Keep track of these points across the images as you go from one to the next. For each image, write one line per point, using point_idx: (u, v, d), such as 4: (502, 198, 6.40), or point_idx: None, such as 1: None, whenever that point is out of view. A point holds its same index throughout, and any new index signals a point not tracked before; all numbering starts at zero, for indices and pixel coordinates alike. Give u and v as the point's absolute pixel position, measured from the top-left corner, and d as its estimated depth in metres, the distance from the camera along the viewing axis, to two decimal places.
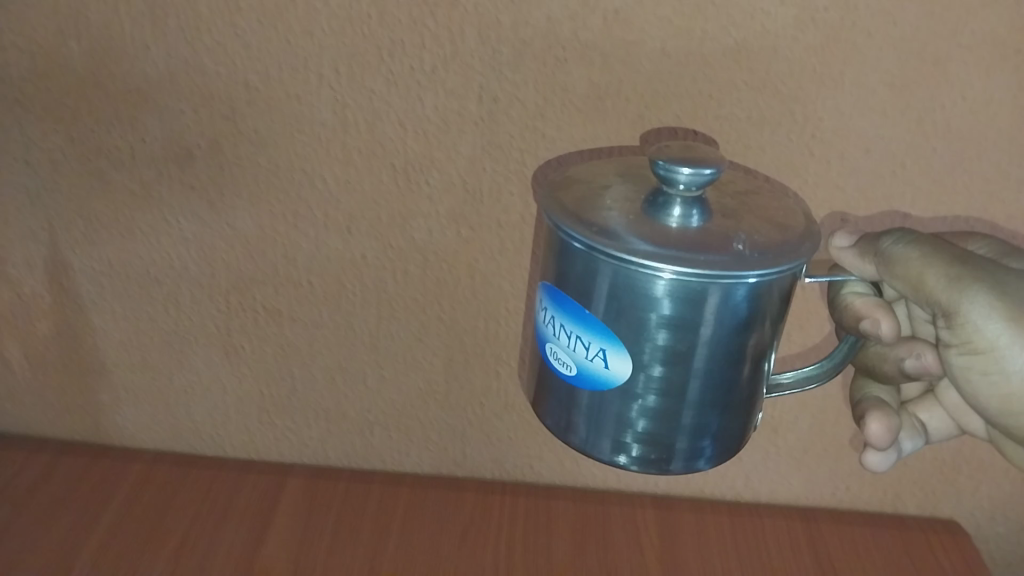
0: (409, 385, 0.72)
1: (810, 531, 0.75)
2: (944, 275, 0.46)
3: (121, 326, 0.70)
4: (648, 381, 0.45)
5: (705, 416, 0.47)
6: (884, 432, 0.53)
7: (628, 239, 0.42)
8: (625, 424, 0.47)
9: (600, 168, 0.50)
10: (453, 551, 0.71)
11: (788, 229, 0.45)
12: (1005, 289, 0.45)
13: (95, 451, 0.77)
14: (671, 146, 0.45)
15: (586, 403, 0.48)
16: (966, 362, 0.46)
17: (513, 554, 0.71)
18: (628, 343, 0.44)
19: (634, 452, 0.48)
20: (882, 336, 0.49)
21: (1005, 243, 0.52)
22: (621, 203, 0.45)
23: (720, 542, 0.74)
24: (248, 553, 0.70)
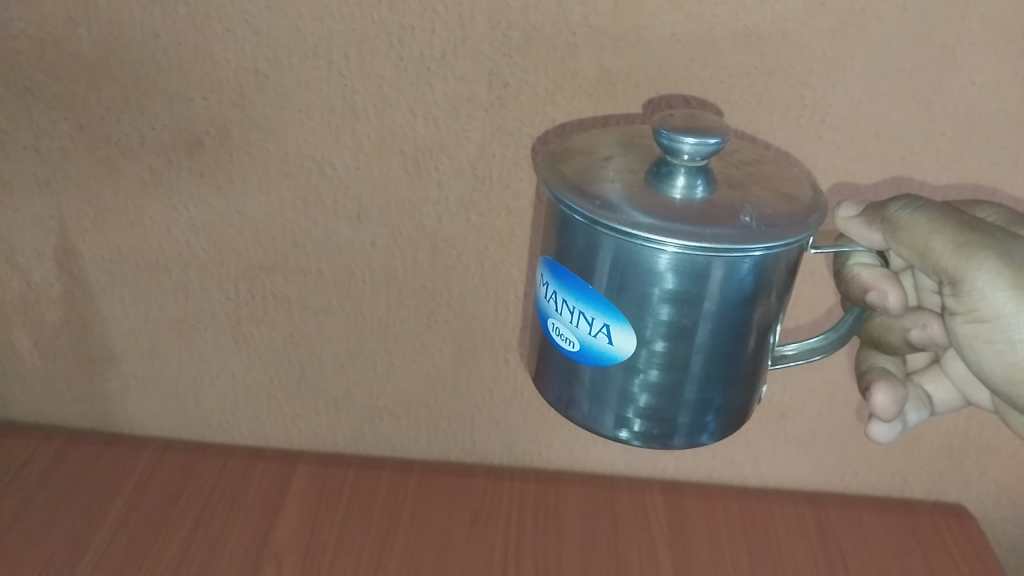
0: (418, 372, 0.72)
1: (818, 514, 0.75)
2: (951, 242, 0.45)
3: (130, 313, 0.70)
4: (652, 356, 0.45)
5: (707, 391, 0.47)
6: (889, 402, 0.53)
7: (631, 211, 0.42)
8: (628, 400, 0.47)
9: (601, 137, 0.50)
10: (463, 534, 0.72)
11: (794, 200, 0.45)
12: (1015, 256, 0.44)
13: (105, 438, 0.77)
14: (675, 116, 0.45)
15: (589, 378, 0.48)
16: (971, 330, 0.46)
17: (523, 539, 0.71)
18: (631, 319, 0.44)
19: (636, 427, 0.48)
20: (888, 307, 0.50)
21: (1013, 209, 0.51)
22: (623, 174, 0.45)
23: (728, 526, 0.74)
24: (260, 538, 0.70)
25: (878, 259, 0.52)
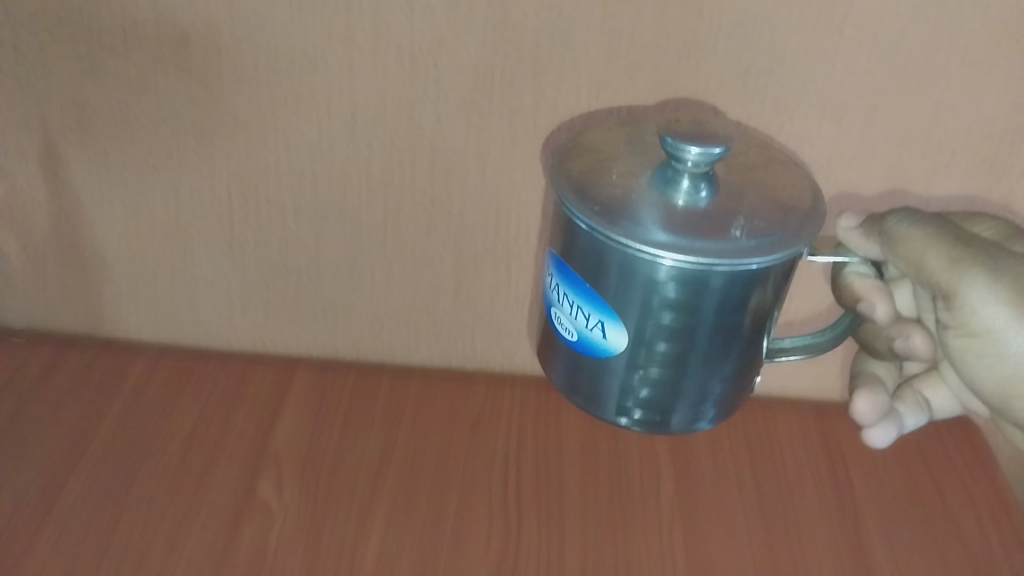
0: (418, 279, 0.70)
1: (822, 424, 0.75)
2: (939, 254, 0.50)
3: (120, 217, 0.68)
4: (653, 356, 0.50)
5: (695, 374, 0.52)
6: (871, 409, 0.59)
7: (632, 223, 0.46)
8: (628, 393, 0.53)
9: (611, 131, 0.53)
10: (465, 437, 0.71)
11: (790, 212, 0.48)
12: (1000, 265, 0.49)
13: (99, 344, 0.76)
14: (680, 122, 0.48)
15: (589, 366, 0.53)
16: (964, 344, 0.50)
17: (524, 446, 0.71)
18: (629, 322, 0.49)
19: (636, 415, 0.54)
20: (877, 317, 0.54)
21: (1010, 224, 0.55)
22: (626, 176, 0.49)
23: (730, 432, 0.74)
24: (259, 440, 0.69)
25: (872, 269, 0.56)
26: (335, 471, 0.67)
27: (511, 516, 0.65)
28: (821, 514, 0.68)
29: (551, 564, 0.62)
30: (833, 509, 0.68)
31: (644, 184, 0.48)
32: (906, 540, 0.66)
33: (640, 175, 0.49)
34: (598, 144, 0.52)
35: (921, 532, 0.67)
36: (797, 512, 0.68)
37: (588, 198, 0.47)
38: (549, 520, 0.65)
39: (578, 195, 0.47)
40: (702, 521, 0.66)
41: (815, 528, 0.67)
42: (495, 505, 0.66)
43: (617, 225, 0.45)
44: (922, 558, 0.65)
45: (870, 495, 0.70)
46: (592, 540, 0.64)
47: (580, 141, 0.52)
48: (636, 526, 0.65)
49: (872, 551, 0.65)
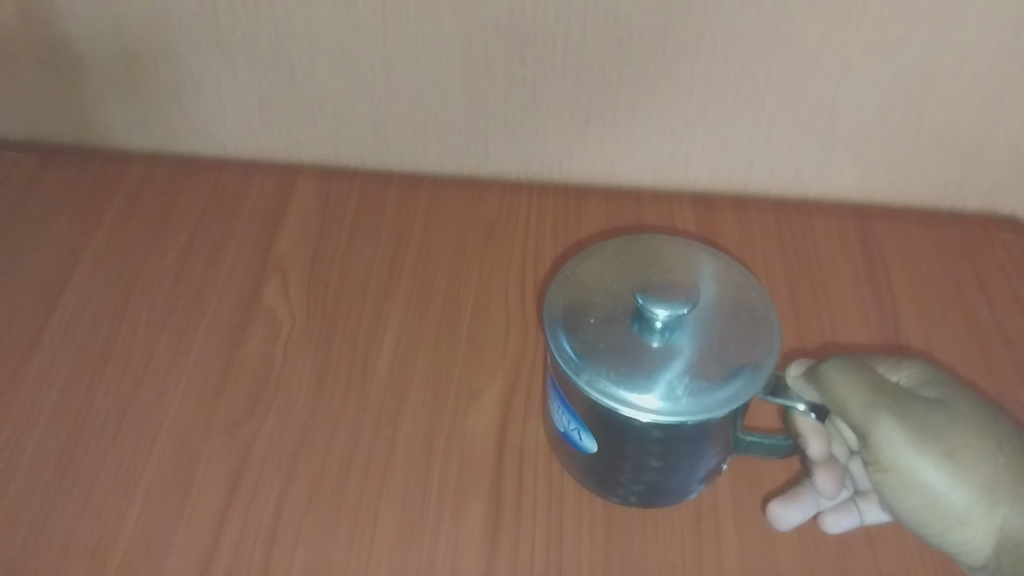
0: (423, 75, 0.63)
1: (862, 227, 0.70)
2: (864, 391, 0.45)
3: (91, 8, 0.61)
4: (642, 458, 0.47)
5: (682, 463, 0.47)
6: (784, 513, 0.50)
7: (607, 368, 0.41)
8: (624, 486, 0.50)
9: (596, 266, 0.47)
10: (478, 245, 0.67)
11: (765, 337, 0.43)
12: (908, 418, 0.43)
13: (88, 154, 0.71)
14: (654, 280, 0.44)
15: (587, 462, 0.50)
16: (879, 477, 0.43)
17: (542, 251, 0.66)
18: (607, 440, 0.46)
19: (633, 497, 0.51)
20: (811, 455, 0.49)
21: (929, 366, 0.49)
22: (602, 313, 0.44)
23: (762, 236, 0.69)
24: (263, 248, 0.65)
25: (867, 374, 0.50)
26: (342, 279, 0.63)
27: (530, 320, 0.61)
28: (857, 315, 0.64)
29: None
30: (870, 310, 0.64)
31: (624, 325, 0.43)
32: (948, 339, 0.62)
33: (620, 296, 0.45)
34: (602, 260, 0.47)
35: (965, 331, 0.63)
36: (832, 312, 0.64)
37: (576, 329, 0.43)
38: None
39: (564, 330, 0.43)
40: None
41: (850, 329, 0.63)
42: (513, 310, 0.62)
43: (599, 373, 0.41)
44: (965, 356, 0.61)
45: (910, 296, 0.65)
46: None
47: (580, 267, 0.47)
48: None
49: (911, 351, 0.62)
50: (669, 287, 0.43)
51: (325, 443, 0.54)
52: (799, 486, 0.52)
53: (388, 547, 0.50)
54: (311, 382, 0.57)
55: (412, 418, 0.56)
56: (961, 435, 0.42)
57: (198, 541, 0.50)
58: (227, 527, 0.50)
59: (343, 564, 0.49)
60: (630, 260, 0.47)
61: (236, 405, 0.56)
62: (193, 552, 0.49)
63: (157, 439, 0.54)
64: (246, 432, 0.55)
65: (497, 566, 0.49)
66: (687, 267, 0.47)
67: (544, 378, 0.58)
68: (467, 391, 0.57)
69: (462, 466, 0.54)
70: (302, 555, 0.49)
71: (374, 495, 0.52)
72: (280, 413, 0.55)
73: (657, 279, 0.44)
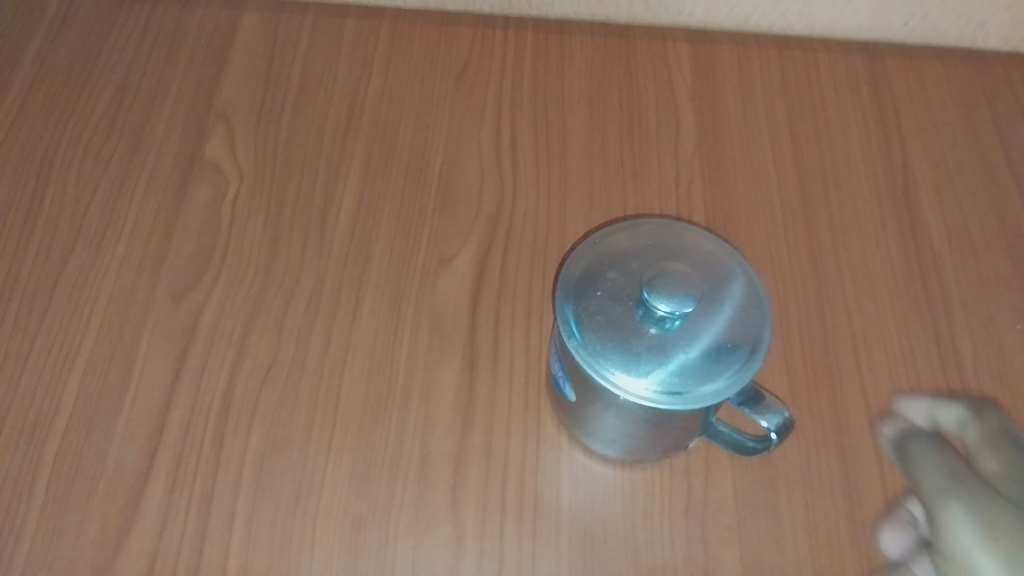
0: None
1: (873, 65, 0.64)
2: (943, 470, 0.43)
3: None
4: (616, 429, 0.43)
5: (657, 443, 0.43)
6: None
7: (600, 346, 0.38)
8: (596, 447, 0.46)
9: (629, 235, 0.42)
10: (447, 91, 0.59)
11: (761, 337, 0.39)
12: (976, 505, 0.40)
13: None
14: (676, 268, 0.39)
15: (568, 423, 0.46)
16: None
17: (519, 97, 0.59)
18: (585, 406, 0.43)
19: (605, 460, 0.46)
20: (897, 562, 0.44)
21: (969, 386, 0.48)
22: (612, 283, 0.40)
23: (764, 81, 0.62)
24: (205, 94, 0.58)
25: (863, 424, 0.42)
26: (295, 130, 0.57)
27: (505, 177, 0.56)
28: (865, 167, 0.58)
29: (553, 227, 0.53)
30: (878, 161, 0.59)
31: (628, 306, 0.39)
32: (960, 193, 0.57)
33: (638, 275, 0.40)
34: (636, 234, 0.42)
35: (978, 183, 0.58)
36: (837, 164, 0.58)
37: (581, 297, 0.40)
38: (549, 181, 0.56)
39: (574, 294, 0.40)
40: (728, 175, 0.57)
41: (855, 183, 0.57)
42: (487, 164, 0.56)
43: (586, 343, 0.38)
44: (977, 212, 0.57)
45: (920, 144, 0.60)
46: (600, 200, 0.55)
47: (610, 237, 0.42)
48: (651, 181, 0.56)
49: (920, 207, 0.57)
50: (683, 278, 0.38)
51: (281, 311, 0.49)
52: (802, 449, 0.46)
53: (353, 425, 0.46)
54: (263, 245, 0.51)
55: (376, 284, 0.50)
56: (979, 490, 0.41)
57: (143, 420, 0.45)
58: (175, 404, 0.46)
59: (303, 442, 0.45)
60: (666, 241, 0.42)
61: (180, 271, 0.50)
62: (139, 433, 0.45)
63: (94, 308, 0.49)
64: (192, 300, 0.49)
65: (470, 446, 0.46)
66: (721, 261, 0.41)
67: (522, 239, 0.53)
68: (436, 254, 0.52)
69: (433, 336, 0.49)
70: (258, 434, 0.45)
71: (336, 367, 0.47)
72: (230, 280, 0.50)
73: (677, 265, 0.40)
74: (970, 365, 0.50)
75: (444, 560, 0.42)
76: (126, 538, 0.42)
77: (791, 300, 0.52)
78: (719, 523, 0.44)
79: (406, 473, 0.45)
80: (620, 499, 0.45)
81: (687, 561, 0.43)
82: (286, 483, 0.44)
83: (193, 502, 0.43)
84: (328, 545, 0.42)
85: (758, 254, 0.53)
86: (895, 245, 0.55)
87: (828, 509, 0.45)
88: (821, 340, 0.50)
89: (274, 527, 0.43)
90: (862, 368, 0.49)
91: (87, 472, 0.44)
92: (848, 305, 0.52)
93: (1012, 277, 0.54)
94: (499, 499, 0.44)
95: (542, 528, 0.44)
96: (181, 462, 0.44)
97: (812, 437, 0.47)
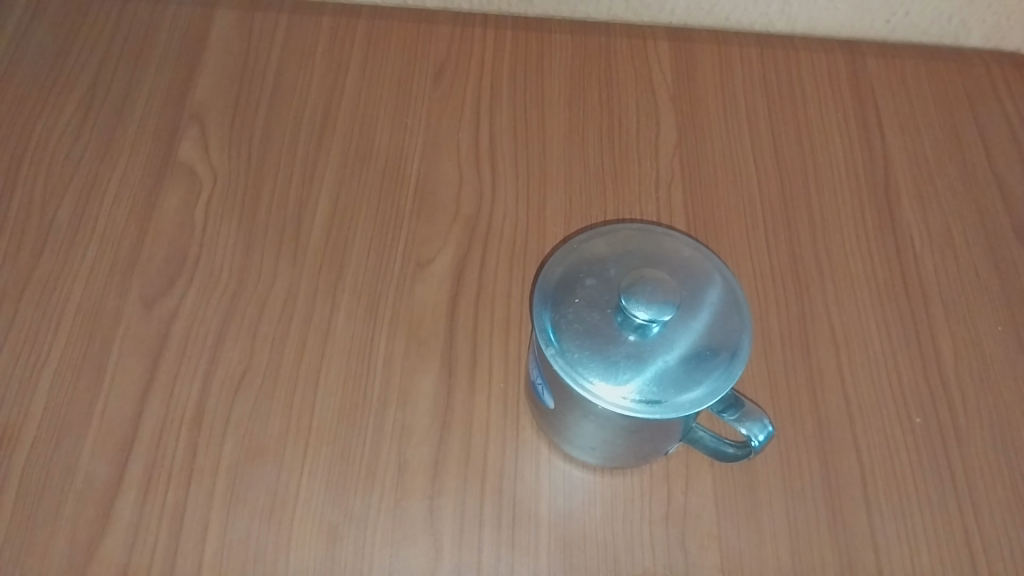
0: None
1: (855, 64, 0.63)
2: None
3: None
4: (594, 436, 0.42)
5: (636, 451, 0.43)
6: None
7: (578, 355, 0.37)
8: (575, 454, 0.45)
9: (606, 241, 0.42)
10: (424, 91, 0.58)
11: (741, 345, 0.39)
12: None
13: None
14: (656, 275, 0.39)
15: (547, 430, 0.45)
16: None
17: (498, 96, 0.59)
18: (563, 413, 0.42)
19: (584, 467, 0.46)
20: None
21: None
22: (590, 291, 0.39)
23: (745, 80, 0.61)
24: (177, 95, 0.57)
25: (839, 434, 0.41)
26: (269, 131, 0.56)
27: (484, 178, 0.55)
28: (846, 167, 0.58)
29: (532, 230, 0.53)
30: (859, 161, 0.58)
31: (606, 313, 0.39)
32: (941, 193, 0.57)
33: (615, 282, 0.40)
34: (614, 239, 0.42)
35: (958, 183, 0.58)
36: (819, 164, 0.58)
37: (559, 304, 0.39)
38: (527, 182, 0.55)
39: (551, 300, 0.39)
40: (708, 175, 0.56)
41: (837, 182, 0.57)
42: (465, 165, 0.55)
43: (563, 352, 0.37)
44: (957, 212, 0.56)
45: (901, 143, 0.59)
46: (580, 201, 0.54)
47: (588, 243, 0.42)
48: (631, 182, 0.55)
49: (901, 207, 0.56)
50: (661, 285, 0.38)
51: (255, 318, 0.48)
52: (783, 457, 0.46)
53: (329, 433, 0.45)
54: (237, 249, 0.51)
55: (352, 288, 0.50)
56: None
57: (114, 431, 0.44)
58: (147, 414, 0.45)
59: (278, 451, 0.44)
60: (644, 247, 0.41)
61: (152, 276, 0.49)
62: (109, 443, 0.44)
63: (63, 316, 0.48)
64: (164, 307, 0.48)
65: (448, 454, 0.45)
66: (700, 267, 0.41)
67: (501, 241, 0.52)
68: (414, 257, 0.51)
69: (410, 342, 0.48)
70: (232, 444, 0.44)
71: (312, 374, 0.47)
72: (203, 285, 0.49)
73: (656, 271, 0.39)
74: (951, 367, 0.50)
75: (422, 569, 0.42)
76: (96, 551, 0.41)
77: (772, 302, 0.51)
78: (699, 530, 0.44)
79: (383, 482, 0.44)
80: (600, 506, 0.44)
81: (667, 568, 0.43)
82: (261, 493, 0.43)
83: (165, 514, 0.42)
84: (304, 555, 0.42)
85: (738, 255, 0.53)
86: (876, 246, 0.54)
87: (809, 514, 0.45)
88: (802, 343, 0.50)
89: (249, 538, 0.42)
90: (843, 371, 0.49)
91: (56, 484, 0.43)
92: (829, 307, 0.51)
93: (992, 278, 0.54)
94: (476, 508, 0.44)
95: (521, 536, 0.43)
96: (153, 472, 0.43)
97: (793, 441, 0.47)
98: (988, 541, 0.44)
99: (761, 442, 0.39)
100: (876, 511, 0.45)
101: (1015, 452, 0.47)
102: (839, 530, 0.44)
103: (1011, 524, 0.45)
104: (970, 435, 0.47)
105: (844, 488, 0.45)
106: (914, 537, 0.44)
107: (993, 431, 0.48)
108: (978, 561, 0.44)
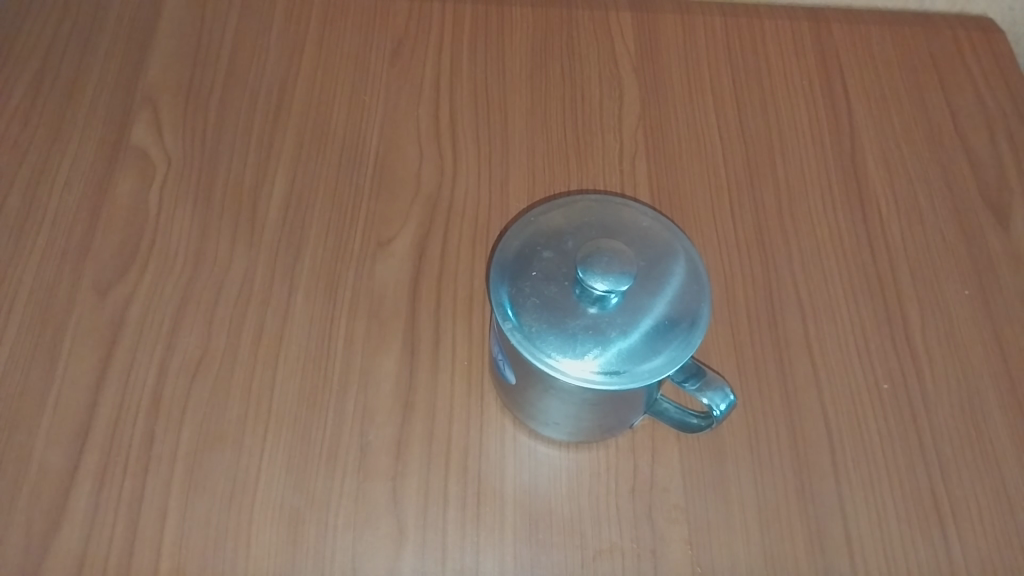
0: None
1: (820, 31, 0.62)
2: None
3: None
4: (558, 410, 0.41)
5: (602, 423, 0.42)
6: None
7: (539, 330, 0.37)
8: (543, 430, 0.45)
9: (562, 215, 0.41)
10: (383, 68, 0.57)
11: (702, 312, 0.38)
12: None
13: None
14: (614, 244, 0.38)
15: (512, 407, 0.45)
16: None
17: (458, 73, 0.58)
18: (526, 389, 0.41)
19: (552, 442, 0.45)
20: None
21: None
22: (549, 265, 0.39)
23: (709, 50, 0.61)
24: (129, 79, 0.56)
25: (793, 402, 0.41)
26: (224, 114, 0.54)
27: (445, 155, 0.54)
28: (812, 134, 0.57)
29: (493, 205, 0.52)
30: (825, 128, 0.58)
31: (564, 285, 0.38)
32: (907, 157, 0.57)
33: (573, 253, 0.39)
34: (571, 212, 0.41)
35: (925, 149, 0.57)
36: (784, 133, 0.57)
37: (516, 278, 0.38)
38: (490, 158, 0.54)
39: (509, 274, 0.38)
40: (673, 147, 0.55)
41: (803, 150, 0.56)
42: (425, 143, 0.54)
43: (521, 326, 0.37)
44: (924, 177, 0.56)
45: (868, 110, 0.59)
46: (543, 175, 0.54)
47: (545, 216, 0.41)
48: (595, 156, 0.55)
49: (868, 174, 0.56)
50: (619, 255, 0.37)
51: (211, 302, 0.47)
52: (747, 433, 0.46)
53: (289, 417, 0.44)
54: (192, 233, 0.50)
55: (310, 269, 0.49)
56: None
57: (67, 420, 0.43)
58: (102, 402, 0.44)
59: (237, 437, 0.44)
60: (602, 218, 0.41)
61: (106, 262, 0.48)
62: (64, 431, 0.43)
63: (14, 304, 0.47)
64: (119, 293, 0.47)
65: (411, 434, 0.44)
66: (659, 237, 0.40)
67: (463, 218, 0.51)
68: (373, 237, 0.50)
69: (371, 322, 0.47)
70: (190, 429, 0.44)
71: (270, 358, 0.46)
72: (158, 270, 0.48)
73: (613, 241, 0.38)
74: (918, 333, 0.49)
75: (385, 550, 0.41)
76: (53, 541, 0.40)
77: (737, 272, 0.51)
78: (666, 503, 0.43)
79: (345, 463, 0.43)
80: (565, 481, 0.44)
81: (633, 542, 0.42)
82: (220, 479, 0.42)
83: (122, 502, 0.41)
84: (265, 540, 0.41)
85: (703, 227, 0.52)
86: (843, 212, 0.54)
87: (776, 483, 0.44)
88: (769, 312, 0.49)
89: (208, 525, 0.41)
90: (811, 339, 0.49)
91: (9, 475, 0.42)
92: (795, 276, 0.51)
93: (959, 241, 0.53)
94: (441, 487, 0.43)
95: (487, 513, 0.43)
96: (110, 460, 0.42)
97: (760, 410, 0.46)
98: (957, 506, 0.44)
99: (723, 411, 0.38)
100: (844, 478, 0.45)
101: (983, 417, 0.47)
102: (808, 500, 0.44)
103: (980, 488, 0.45)
104: (938, 400, 0.47)
105: (812, 456, 0.45)
106: (883, 504, 0.44)
107: (961, 396, 0.47)
108: (947, 525, 0.43)
